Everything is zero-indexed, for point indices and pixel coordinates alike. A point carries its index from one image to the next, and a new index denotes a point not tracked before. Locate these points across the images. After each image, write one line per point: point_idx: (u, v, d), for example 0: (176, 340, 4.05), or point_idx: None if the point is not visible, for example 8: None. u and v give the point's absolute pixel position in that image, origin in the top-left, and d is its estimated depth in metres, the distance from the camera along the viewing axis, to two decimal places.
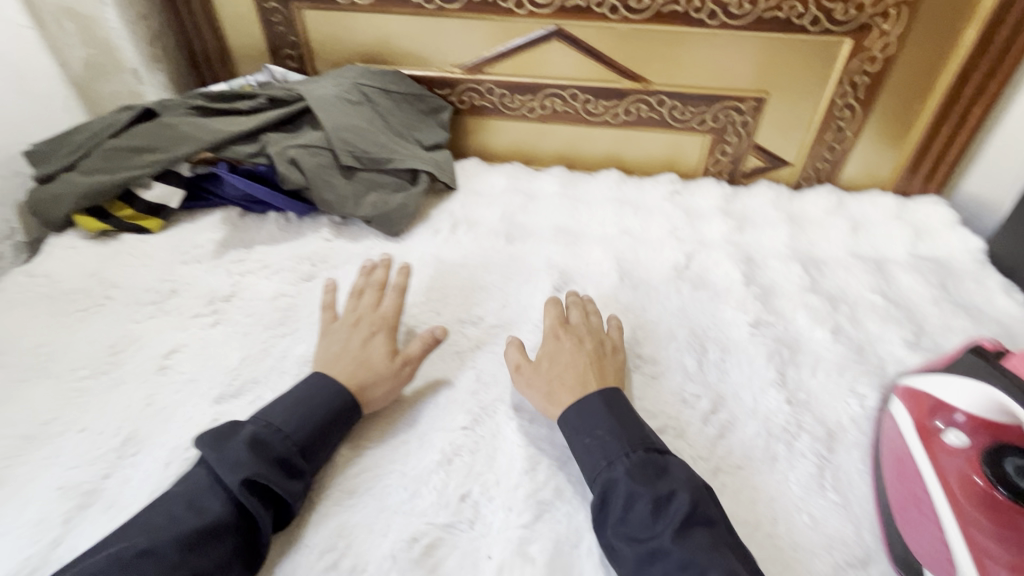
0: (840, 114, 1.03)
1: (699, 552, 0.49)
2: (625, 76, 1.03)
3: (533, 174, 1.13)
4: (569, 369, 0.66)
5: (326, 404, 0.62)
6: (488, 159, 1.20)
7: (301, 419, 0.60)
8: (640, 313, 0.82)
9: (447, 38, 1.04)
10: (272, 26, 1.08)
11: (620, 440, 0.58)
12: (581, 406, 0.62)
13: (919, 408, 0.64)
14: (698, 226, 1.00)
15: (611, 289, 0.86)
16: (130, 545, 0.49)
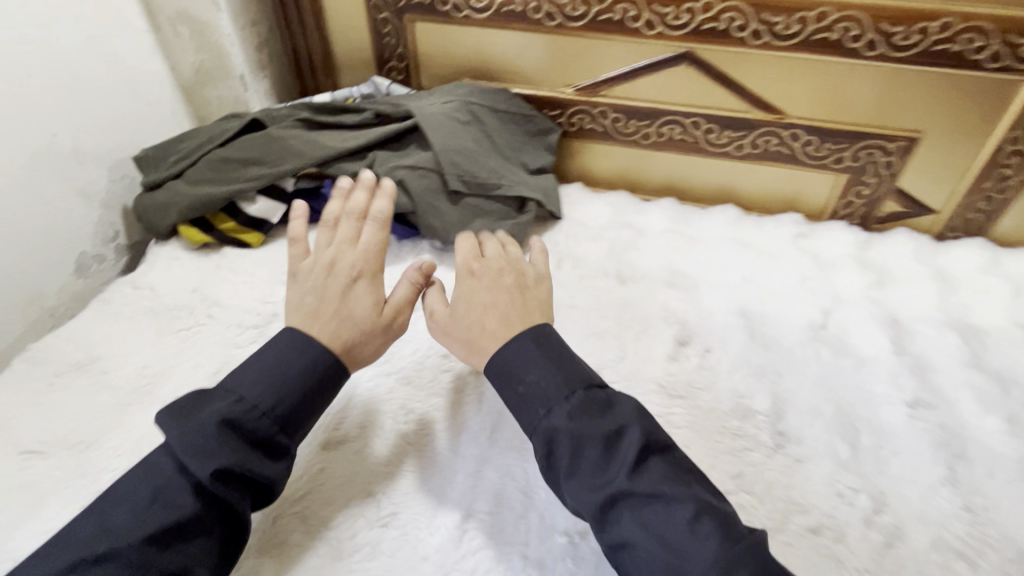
0: (1007, 162, 0.90)
1: (660, 485, 0.47)
2: (756, 107, 0.94)
3: (640, 205, 1.05)
4: (489, 309, 0.62)
5: (299, 368, 0.57)
6: (590, 184, 1.13)
7: (273, 392, 0.54)
8: (775, 379, 0.73)
9: (565, 57, 0.97)
10: (381, 37, 1.04)
11: (556, 382, 0.54)
12: (509, 349, 0.57)
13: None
14: (830, 278, 0.90)
15: (739, 347, 0.77)
16: (100, 540, 0.46)
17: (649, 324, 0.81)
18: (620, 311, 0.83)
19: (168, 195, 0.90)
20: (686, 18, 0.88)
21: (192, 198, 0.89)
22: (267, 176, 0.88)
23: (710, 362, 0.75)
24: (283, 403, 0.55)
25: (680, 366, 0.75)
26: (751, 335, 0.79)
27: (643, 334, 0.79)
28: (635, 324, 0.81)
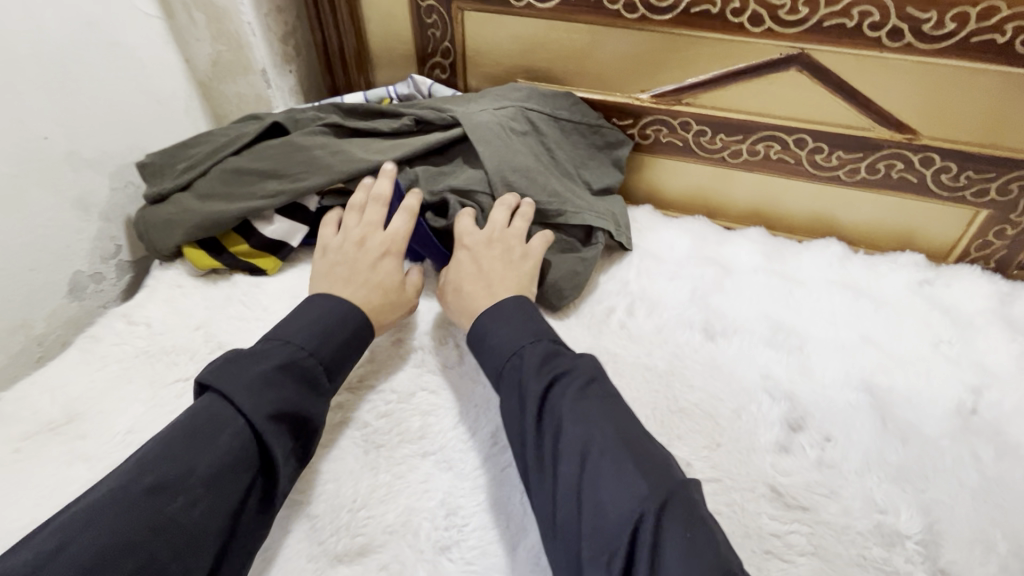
0: None
1: (588, 431, 0.48)
2: (883, 124, 0.76)
3: (724, 236, 0.88)
4: (490, 281, 0.66)
5: (343, 318, 0.60)
6: (660, 207, 0.96)
7: (320, 336, 0.57)
8: (922, 487, 0.56)
9: (643, 57, 0.81)
10: (424, 29, 0.89)
11: (518, 336, 0.57)
12: (494, 309, 0.60)
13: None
14: (972, 342, 0.72)
15: (870, 437, 0.60)
16: (135, 480, 0.43)
17: (749, 398, 0.64)
18: (710, 377, 0.67)
19: (173, 211, 0.77)
20: (806, 12, 0.70)
21: (200, 216, 0.75)
22: (287, 192, 0.74)
23: (834, 456, 0.59)
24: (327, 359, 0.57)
25: (796, 461, 0.58)
26: (883, 420, 0.62)
27: (743, 412, 0.63)
28: (731, 397, 0.64)
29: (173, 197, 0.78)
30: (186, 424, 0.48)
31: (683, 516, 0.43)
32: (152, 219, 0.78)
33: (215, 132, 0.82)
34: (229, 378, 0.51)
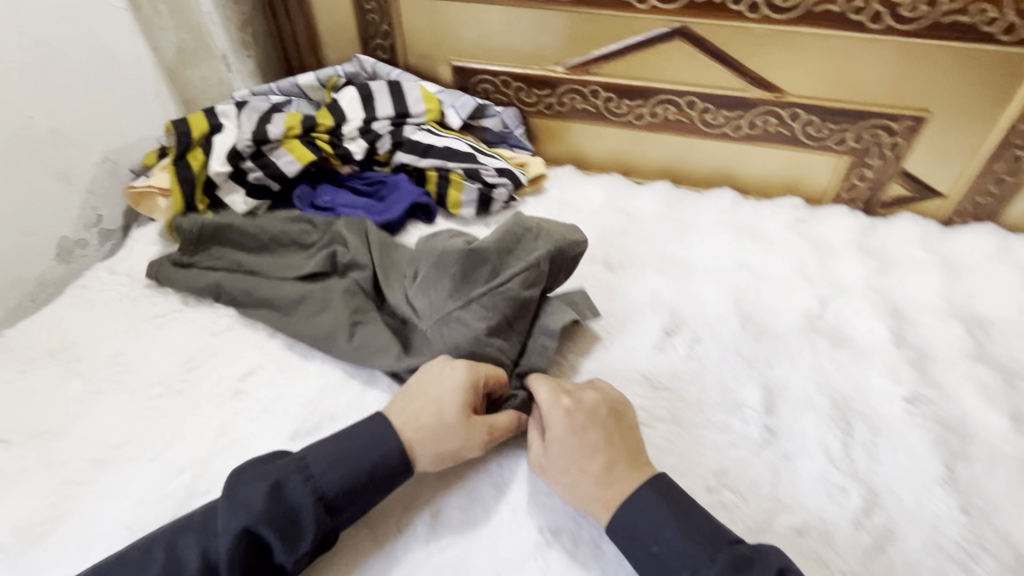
0: (1018, 142, 0.85)
1: None
2: (755, 85, 0.89)
3: (634, 189, 1.01)
4: (577, 465, 0.55)
5: (365, 465, 0.54)
6: (583, 168, 1.09)
7: (337, 463, 0.53)
8: (767, 372, 0.70)
9: (553, 33, 0.93)
10: (365, 15, 1.01)
11: (694, 551, 0.48)
12: (625, 510, 0.52)
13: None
14: (830, 266, 0.86)
15: (730, 337, 0.74)
16: (179, 539, 0.50)
17: (637, 312, 0.78)
18: (607, 298, 0.80)
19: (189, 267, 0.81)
20: None
21: (201, 279, 0.78)
22: (266, 295, 0.75)
23: (699, 352, 0.72)
24: (351, 473, 0.53)
25: (669, 357, 0.72)
26: (746, 326, 0.75)
27: (630, 323, 0.76)
28: (623, 314, 0.78)
29: (199, 259, 0.81)
30: (195, 521, 0.51)
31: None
32: (169, 264, 0.80)
33: (237, 221, 0.82)
34: (260, 472, 0.52)
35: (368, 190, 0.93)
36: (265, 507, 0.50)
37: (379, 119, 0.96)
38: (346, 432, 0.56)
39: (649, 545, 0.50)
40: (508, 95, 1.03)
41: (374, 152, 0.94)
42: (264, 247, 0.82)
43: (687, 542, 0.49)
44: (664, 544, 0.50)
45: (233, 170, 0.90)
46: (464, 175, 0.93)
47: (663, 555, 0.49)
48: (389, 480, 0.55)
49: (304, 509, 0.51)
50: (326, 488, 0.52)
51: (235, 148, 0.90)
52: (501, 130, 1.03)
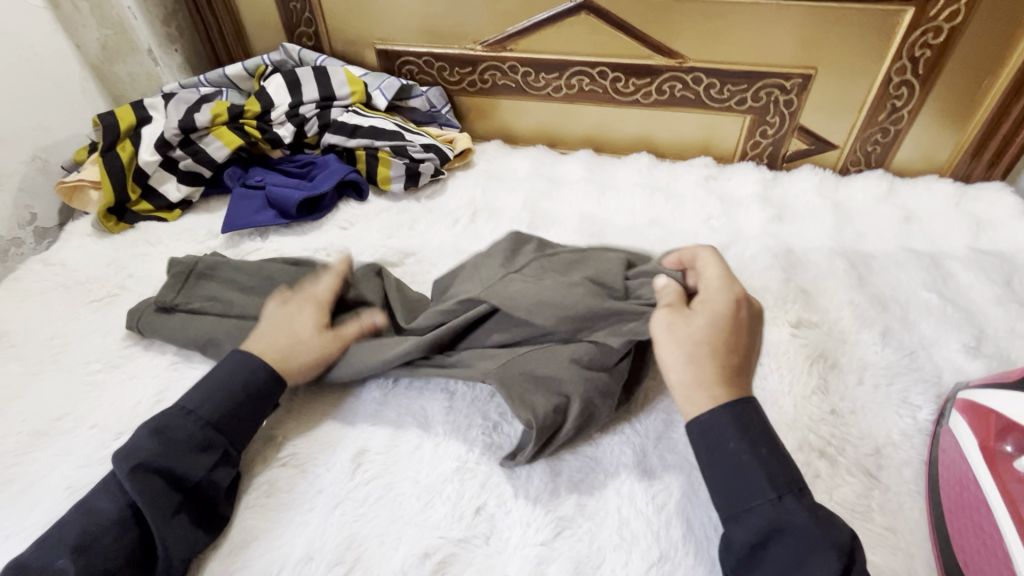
0: (896, 93, 0.93)
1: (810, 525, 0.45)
2: (657, 52, 0.96)
3: (558, 158, 1.07)
4: (705, 380, 0.52)
5: (238, 386, 0.59)
6: (512, 142, 1.14)
7: (206, 395, 0.58)
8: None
9: (467, 12, 0.98)
10: (286, 3, 1.04)
11: (765, 478, 0.47)
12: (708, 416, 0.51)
13: (986, 428, 0.55)
14: (734, 216, 0.93)
15: None
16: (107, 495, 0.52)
17: None
18: None
19: (176, 313, 0.72)
20: None
21: (191, 324, 0.70)
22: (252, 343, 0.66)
23: None
24: (224, 399, 0.58)
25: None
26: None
27: None
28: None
29: (186, 297, 0.72)
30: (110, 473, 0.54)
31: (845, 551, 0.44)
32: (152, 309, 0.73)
33: (228, 273, 0.73)
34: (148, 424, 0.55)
35: (300, 171, 0.97)
36: (175, 443, 0.54)
37: (307, 103, 1.00)
38: (210, 376, 0.60)
39: (727, 443, 0.49)
40: (434, 74, 1.08)
41: (303, 136, 0.99)
42: (249, 288, 0.72)
43: (767, 474, 0.47)
44: (727, 451, 0.49)
45: (163, 159, 0.94)
46: (392, 151, 0.97)
47: (726, 459, 0.49)
48: (265, 398, 0.60)
49: (193, 435, 0.55)
50: (203, 411, 0.57)
51: (163, 137, 0.93)
52: (429, 109, 1.08)
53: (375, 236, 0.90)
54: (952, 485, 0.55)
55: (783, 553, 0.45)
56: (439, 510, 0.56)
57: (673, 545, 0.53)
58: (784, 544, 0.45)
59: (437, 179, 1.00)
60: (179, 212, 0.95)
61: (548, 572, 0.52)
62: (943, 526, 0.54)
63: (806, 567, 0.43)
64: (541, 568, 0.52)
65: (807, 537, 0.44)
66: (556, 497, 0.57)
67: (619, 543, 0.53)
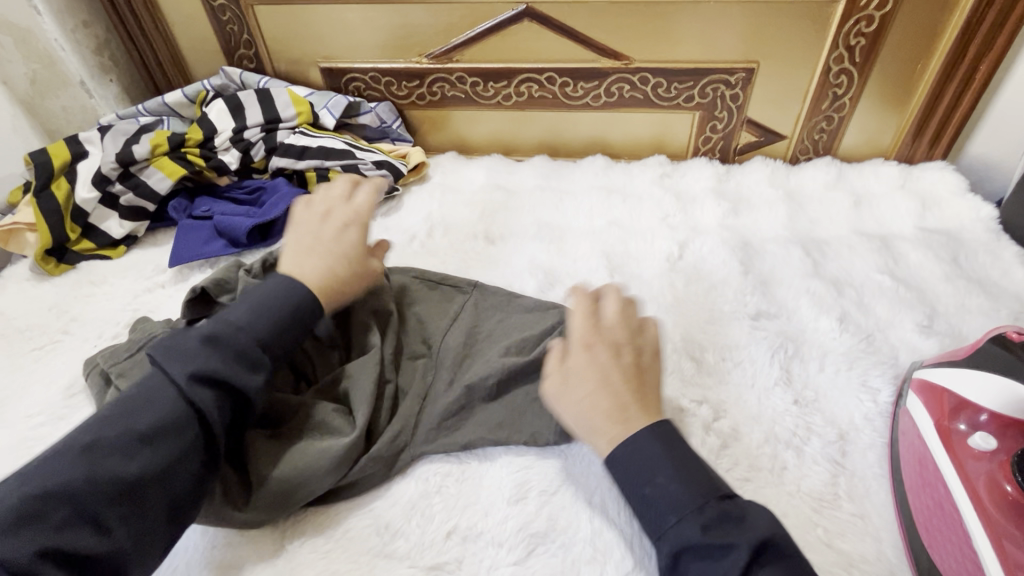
0: (836, 82, 0.95)
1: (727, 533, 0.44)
2: (604, 55, 0.96)
3: (513, 166, 1.06)
4: (599, 392, 0.53)
5: (289, 304, 0.56)
6: (466, 153, 1.13)
7: (257, 310, 0.54)
8: None
9: (411, 26, 0.97)
10: (223, 26, 1.02)
11: (687, 493, 0.47)
12: (627, 447, 0.50)
13: (935, 403, 0.57)
14: (690, 213, 0.94)
15: (601, 287, 0.80)
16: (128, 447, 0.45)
17: (516, 277, 0.83)
18: (488, 269, 0.85)
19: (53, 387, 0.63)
20: None
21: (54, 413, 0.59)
22: None
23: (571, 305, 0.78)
24: (274, 314, 0.55)
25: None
26: (617, 277, 0.82)
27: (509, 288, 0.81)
28: (501, 280, 0.83)
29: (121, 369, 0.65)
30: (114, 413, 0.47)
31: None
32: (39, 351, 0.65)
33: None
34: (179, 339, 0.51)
35: (248, 197, 0.95)
36: (221, 359, 0.50)
37: (251, 127, 0.97)
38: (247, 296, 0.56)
39: (653, 479, 0.48)
40: (381, 90, 1.06)
41: (249, 162, 0.96)
42: None
43: (685, 489, 0.47)
44: (653, 478, 0.48)
45: (102, 195, 0.90)
46: (343, 171, 0.95)
47: (654, 497, 0.48)
48: (305, 315, 0.57)
49: (249, 349, 0.52)
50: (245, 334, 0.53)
51: (100, 171, 0.90)
52: (379, 125, 1.06)
53: None
54: (911, 464, 0.56)
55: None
56: (411, 541, 0.55)
57: (647, 552, 0.52)
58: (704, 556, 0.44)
59: (392, 197, 0.98)
60: (123, 248, 0.91)
61: None
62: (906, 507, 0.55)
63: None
64: None
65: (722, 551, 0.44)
66: (527, 515, 0.56)
67: (592, 556, 0.53)
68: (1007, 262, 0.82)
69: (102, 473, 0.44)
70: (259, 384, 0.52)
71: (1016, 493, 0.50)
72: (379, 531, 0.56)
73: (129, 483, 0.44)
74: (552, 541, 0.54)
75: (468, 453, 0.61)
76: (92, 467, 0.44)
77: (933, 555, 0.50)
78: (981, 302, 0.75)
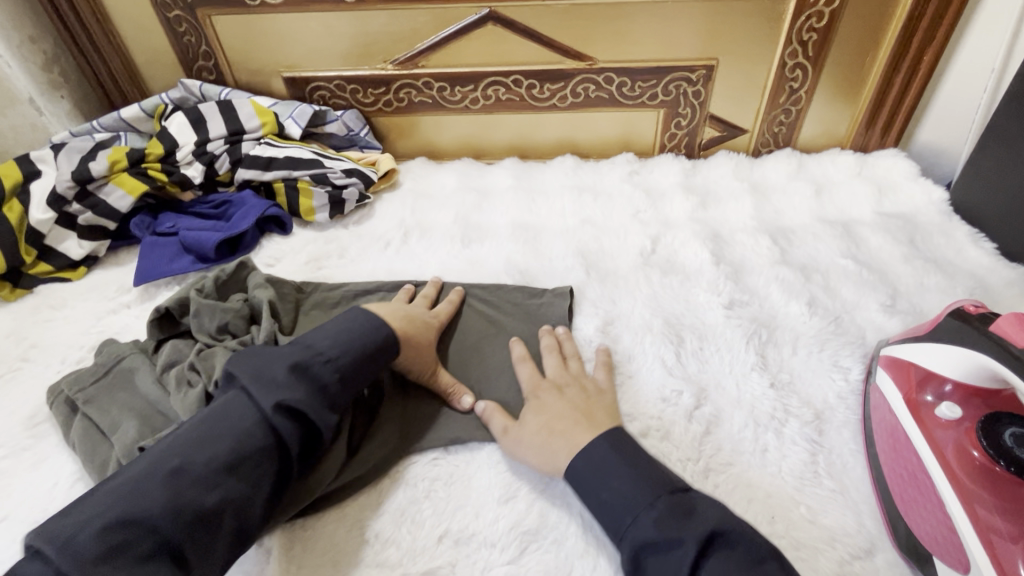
0: (791, 76, 0.99)
1: (681, 528, 0.46)
2: (568, 56, 0.98)
3: (484, 168, 1.06)
4: (559, 419, 0.58)
5: (371, 339, 0.59)
6: (436, 158, 1.13)
7: (343, 345, 0.57)
8: (610, 308, 0.77)
9: (374, 33, 0.96)
10: (180, 37, 0.99)
11: (642, 490, 0.50)
12: (583, 456, 0.54)
13: (904, 377, 0.59)
14: (660, 208, 0.96)
15: (578, 283, 0.81)
16: (213, 455, 0.48)
17: (493, 278, 0.83)
18: (465, 271, 0.85)
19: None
20: None
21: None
22: (129, 440, 0.58)
23: None
24: (360, 353, 0.58)
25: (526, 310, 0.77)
26: (594, 274, 0.83)
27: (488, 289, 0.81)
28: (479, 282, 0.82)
29: (90, 395, 0.63)
30: (206, 416, 0.51)
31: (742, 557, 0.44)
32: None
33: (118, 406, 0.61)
34: (272, 358, 0.53)
35: (215, 212, 0.93)
36: (307, 392, 0.52)
37: (214, 139, 0.95)
38: (335, 321, 0.60)
39: (606, 486, 0.51)
40: (347, 97, 1.05)
41: (214, 175, 0.95)
42: (153, 406, 0.62)
43: (641, 487, 0.50)
44: (612, 486, 0.51)
45: (60, 216, 0.87)
46: (311, 181, 0.94)
47: (610, 501, 0.50)
48: (386, 356, 0.60)
49: (330, 385, 0.54)
50: (329, 354, 0.56)
51: (56, 192, 0.86)
52: (347, 133, 1.06)
53: (303, 268, 0.87)
54: (884, 437, 0.58)
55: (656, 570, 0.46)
56: (403, 546, 0.54)
57: None
58: (654, 556, 0.46)
59: (363, 205, 0.98)
60: (84, 269, 0.88)
61: None
62: (881, 478, 0.56)
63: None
64: None
65: (669, 545, 0.46)
66: (518, 513, 0.56)
67: (584, 549, 0.53)
68: (959, 241, 0.86)
69: (189, 472, 0.46)
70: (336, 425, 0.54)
71: (983, 458, 0.52)
72: (368, 539, 0.55)
73: (219, 489, 0.47)
74: (544, 538, 0.54)
75: (456, 451, 0.62)
76: (180, 491, 0.45)
77: (909, 523, 0.52)
78: (938, 281, 0.79)
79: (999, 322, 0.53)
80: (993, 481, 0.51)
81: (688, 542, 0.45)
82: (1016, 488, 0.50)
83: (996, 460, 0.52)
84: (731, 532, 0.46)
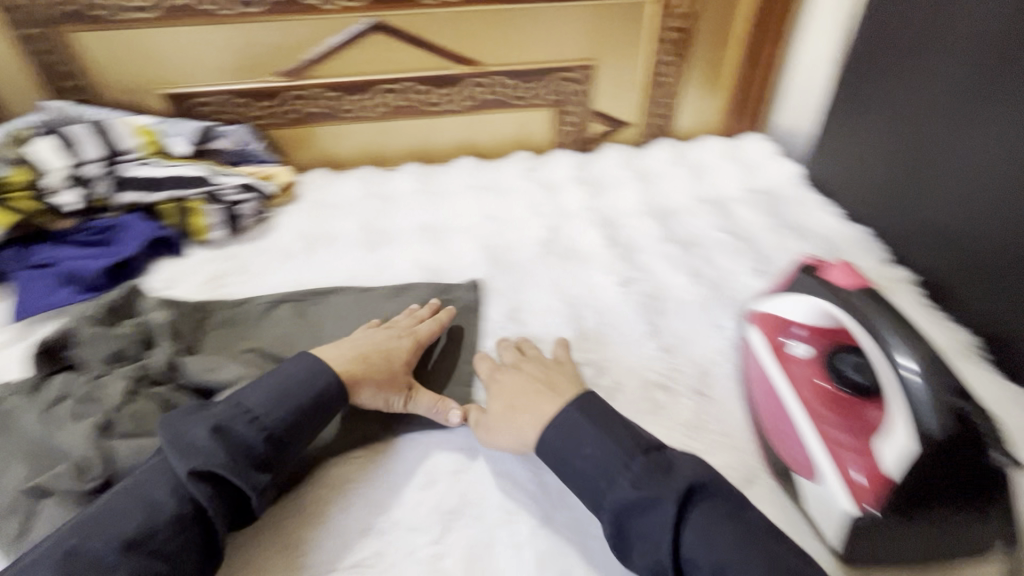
0: (662, 71, 1.09)
1: (657, 488, 0.49)
2: (456, 61, 1.02)
3: (385, 174, 1.08)
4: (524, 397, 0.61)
5: (311, 390, 0.59)
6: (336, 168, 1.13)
7: (278, 401, 0.57)
8: (515, 297, 0.81)
9: (258, 45, 0.97)
10: (41, 58, 0.94)
11: (615, 453, 0.52)
12: (554, 427, 0.56)
13: (766, 328, 0.68)
14: (557, 200, 1.01)
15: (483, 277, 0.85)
16: (122, 536, 0.47)
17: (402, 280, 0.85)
18: (373, 277, 0.86)
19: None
20: None
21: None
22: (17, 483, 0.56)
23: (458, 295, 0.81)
24: (291, 409, 0.57)
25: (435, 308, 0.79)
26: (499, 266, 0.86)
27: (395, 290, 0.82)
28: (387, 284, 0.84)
29: None
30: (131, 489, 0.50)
31: (719, 509, 0.48)
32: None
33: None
34: (194, 421, 0.53)
35: (96, 240, 0.86)
36: (228, 458, 0.51)
37: (90, 161, 0.90)
38: (276, 374, 0.60)
39: (574, 462, 0.54)
40: (236, 113, 1.03)
41: (91, 199, 0.89)
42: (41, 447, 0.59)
43: (614, 449, 0.53)
44: (583, 454, 0.53)
45: None
46: (204, 200, 0.91)
47: (585, 468, 0.53)
48: (326, 414, 0.59)
49: (255, 444, 0.53)
50: (266, 415, 0.55)
51: None
52: (239, 147, 1.02)
53: (201, 288, 0.84)
54: (756, 382, 0.66)
55: (637, 527, 0.49)
56: (326, 550, 0.55)
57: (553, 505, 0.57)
58: (640, 518, 0.49)
59: (261, 220, 0.96)
60: None
61: (444, 565, 0.53)
62: (756, 418, 0.64)
63: (654, 537, 0.47)
64: (437, 565, 0.53)
65: (649, 504, 0.49)
66: (439, 496, 0.58)
67: (504, 519, 0.56)
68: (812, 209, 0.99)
69: (87, 559, 0.45)
70: (266, 485, 0.53)
71: (828, 386, 0.61)
72: (288, 548, 0.55)
73: (131, 571, 0.45)
74: (466, 518, 0.57)
75: (377, 449, 0.63)
76: (77, 570, 0.44)
77: (780, 452, 0.60)
78: (796, 244, 0.90)
79: (831, 270, 0.63)
80: (837, 406, 0.60)
81: (665, 502, 0.48)
82: (857, 408, 0.59)
83: (837, 385, 0.60)
84: (709, 484, 0.50)
